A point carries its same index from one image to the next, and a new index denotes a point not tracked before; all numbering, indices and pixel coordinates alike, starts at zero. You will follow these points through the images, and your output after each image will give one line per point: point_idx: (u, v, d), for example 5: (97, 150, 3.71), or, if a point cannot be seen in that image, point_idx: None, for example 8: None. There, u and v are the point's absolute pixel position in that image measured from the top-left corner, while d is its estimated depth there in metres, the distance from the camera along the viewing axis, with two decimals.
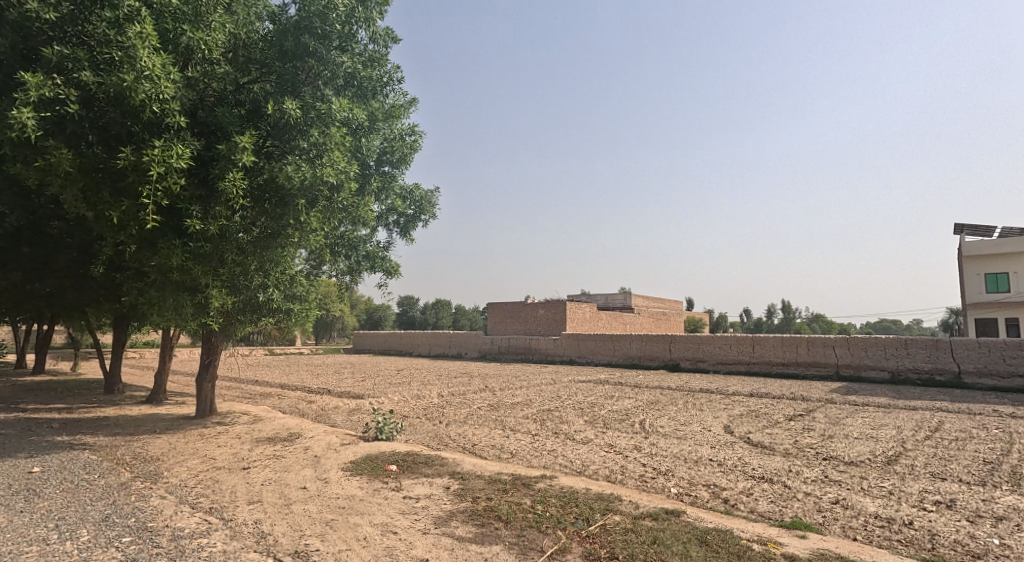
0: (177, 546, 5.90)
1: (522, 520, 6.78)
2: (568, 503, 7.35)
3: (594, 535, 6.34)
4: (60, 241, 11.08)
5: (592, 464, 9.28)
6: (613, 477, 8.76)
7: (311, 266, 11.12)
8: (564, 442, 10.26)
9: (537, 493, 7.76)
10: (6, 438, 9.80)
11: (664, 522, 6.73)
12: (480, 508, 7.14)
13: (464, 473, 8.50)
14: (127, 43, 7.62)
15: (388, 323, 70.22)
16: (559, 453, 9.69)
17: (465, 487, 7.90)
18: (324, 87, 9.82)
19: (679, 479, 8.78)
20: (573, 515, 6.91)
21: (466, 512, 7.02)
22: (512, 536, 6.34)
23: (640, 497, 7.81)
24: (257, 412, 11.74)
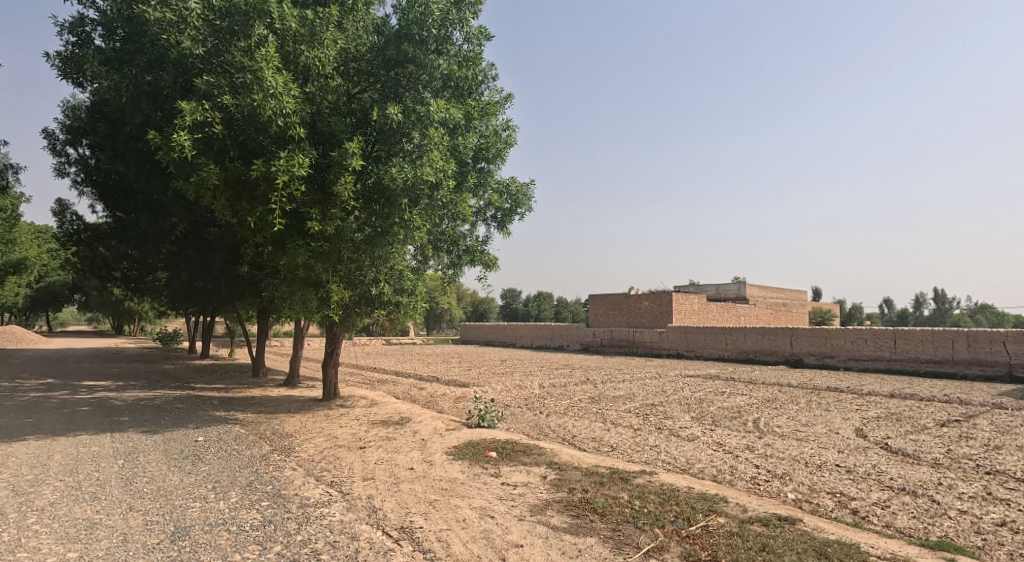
0: (302, 512, 5.88)
1: (619, 514, 6.59)
2: (667, 501, 7.04)
3: (694, 536, 5.99)
4: (217, 245, 12.91)
5: (697, 462, 8.78)
6: (721, 478, 8.21)
7: (418, 263, 11.72)
8: (669, 438, 9.82)
9: (637, 489, 7.50)
10: (180, 412, 11.56)
11: (776, 528, 6.19)
12: (577, 499, 7.04)
13: (561, 463, 8.44)
14: (255, 66, 8.65)
15: (493, 315, 71.88)
16: (662, 449, 9.32)
17: (561, 477, 7.84)
18: (424, 91, 10.34)
19: (798, 484, 8.03)
20: (672, 514, 6.60)
21: (562, 502, 6.96)
22: (607, 529, 6.18)
23: (748, 498, 7.29)
24: (374, 397, 12.78)
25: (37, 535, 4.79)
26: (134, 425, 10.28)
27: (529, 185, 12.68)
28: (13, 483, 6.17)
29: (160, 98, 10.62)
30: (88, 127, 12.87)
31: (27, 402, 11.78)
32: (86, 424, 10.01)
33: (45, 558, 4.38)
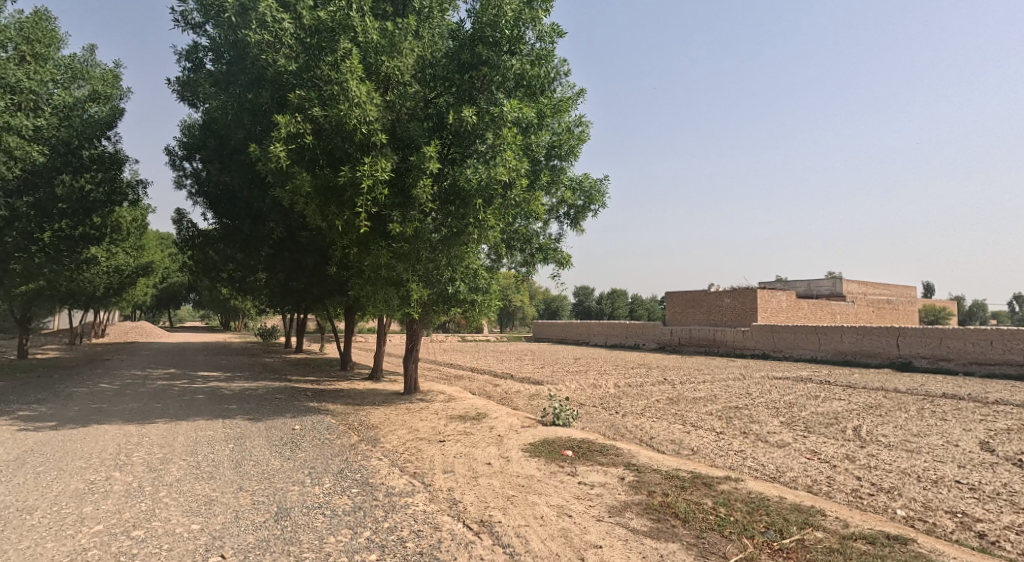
0: (389, 501, 5.90)
1: (703, 521, 5.44)
2: (758, 510, 5.78)
3: (791, 549, 4.88)
4: (308, 247, 13.81)
5: (789, 472, 7.82)
6: (817, 489, 7.20)
7: (492, 261, 11.89)
8: (755, 444, 9.20)
9: (722, 495, 6.18)
10: (279, 402, 12.49)
11: (886, 547, 4.97)
12: (656, 502, 5.91)
13: (641, 465, 7.25)
14: (342, 78, 9.17)
15: (566, 314, 71.59)
16: (750, 456, 8.52)
17: (640, 479, 6.64)
18: (497, 92, 10.57)
19: (909, 500, 6.93)
20: (763, 524, 5.40)
21: (641, 504, 5.84)
22: (691, 536, 5.12)
23: (850, 515, 6.05)
24: (451, 392, 13.16)
25: (167, 507, 5.36)
26: (241, 412, 11.24)
27: (602, 180, 12.49)
28: (145, 460, 6.90)
29: (259, 114, 11.42)
30: (201, 143, 14.19)
31: (153, 389, 13.17)
32: (202, 411, 11.04)
33: (174, 528, 4.89)
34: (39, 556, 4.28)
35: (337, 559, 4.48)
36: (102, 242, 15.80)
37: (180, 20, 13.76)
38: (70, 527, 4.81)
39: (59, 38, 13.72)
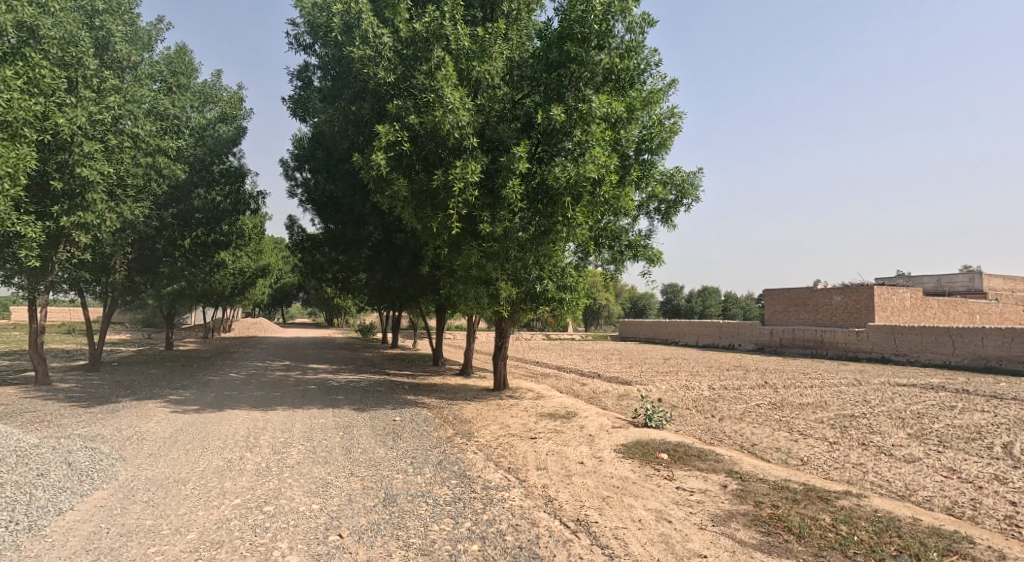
0: (487, 494, 6.10)
1: (821, 538, 5.06)
2: (886, 531, 5.25)
3: None
4: (403, 247, 14.52)
5: (922, 490, 6.77)
6: (960, 513, 6.09)
7: (579, 259, 11.86)
8: (877, 456, 8.26)
9: (842, 512, 5.71)
10: (379, 395, 13.22)
11: None
12: (766, 514, 5.59)
13: (744, 473, 6.92)
14: (437, 86, 9.56)
15: (652, 311, 69.76)
16: (871, 470, 7.55)
17: (745, 488, 6.33)
18: (586, 88, 10.55)
19: None
20: (894, 548, 4.90)
21: (748, 515, 5.57)
22: (808, 553, 4.77)
23: (1005, 544, 5.18)
24: (540, 390, 13.28)
25: (291, 487, 5.88)
26: (347, 403, 12.05)
27: (695, 173, 12.03)
28: (270, 443, 7.60)
29: (361, 124, 12.11)
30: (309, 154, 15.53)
31: (271, 379, 14.43)
32: (314, 400, 11.95)
33: (299, 506, 5.37)
34: (194, 522, 4.86)
35: (442, 546, 4.72)
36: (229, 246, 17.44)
37: (293, 42, 14.91)
38: (215, 499, 5.40)
39: (194, 69, 15.16)
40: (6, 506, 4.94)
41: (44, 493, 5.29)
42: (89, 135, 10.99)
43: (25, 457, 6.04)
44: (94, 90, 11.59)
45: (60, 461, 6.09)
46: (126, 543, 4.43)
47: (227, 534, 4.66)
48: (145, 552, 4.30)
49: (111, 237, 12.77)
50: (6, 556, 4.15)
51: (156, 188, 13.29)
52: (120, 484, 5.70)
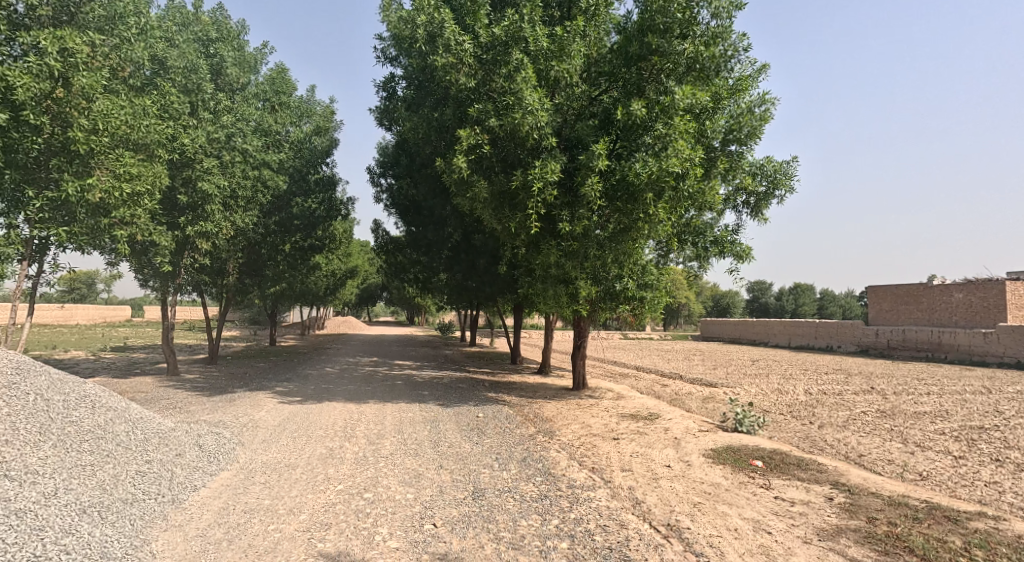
0: (572, 492, 6.13)
1: None
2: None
3: None
4: (482, 248, 14.83)
5: None
6: None
7: (660, 256, 11.57)
8: (1011, 473, 7.42)
9: (975, 535, 5.19)
10: (461, 391, 13.57)
11: None
12: (881, 532, 5.20)
13: (852, 486, 6.47)
14: (517, 88, 9.72)
15: (738, 310, 66.59)
16: (1005, 489, 6.79)
17: (855, 503, 5.92)
18: (667, 80, 10.32)
19: None
20: None
21: (859, 532, 5.21)
22: None
23: None
24: (621, 390, 13.10)
25: (388, 476, 6.19)
26: (432, 398, 12.48)
27: (788, 162, 11.34)
28: (366, 434, 8.03)
29: (443, 129, 12.51)
30: (394, 160, 16.41)
31: (361, 374, 15.21)
32: (402, 395, 12.46)
33: (395, 495, 5.65)
34: (305, 504, 5.25)
35: (532, 541, 4.81)
36: (325, 251, 18.43)
37: (381, 55, 15.63)
38: (321, 484, 5.80)
39: (293, 86, 16.22)
40: (153, 480, 5.53)
41: (182, 470, 5.89)
42: (207, 152, 12.38)
43: (165, 436, 6.71)
44: (212, 111, 12.89)
45: (191, 443, 6.70)
46: (250, 519, 4.88)
47: (335, 517, 5.01)
48: (266, 529, 4.72)
49: (227, 244, 14.14)
50: (157, 524, 4.72)
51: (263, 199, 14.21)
52: (241, 466, 6.27)
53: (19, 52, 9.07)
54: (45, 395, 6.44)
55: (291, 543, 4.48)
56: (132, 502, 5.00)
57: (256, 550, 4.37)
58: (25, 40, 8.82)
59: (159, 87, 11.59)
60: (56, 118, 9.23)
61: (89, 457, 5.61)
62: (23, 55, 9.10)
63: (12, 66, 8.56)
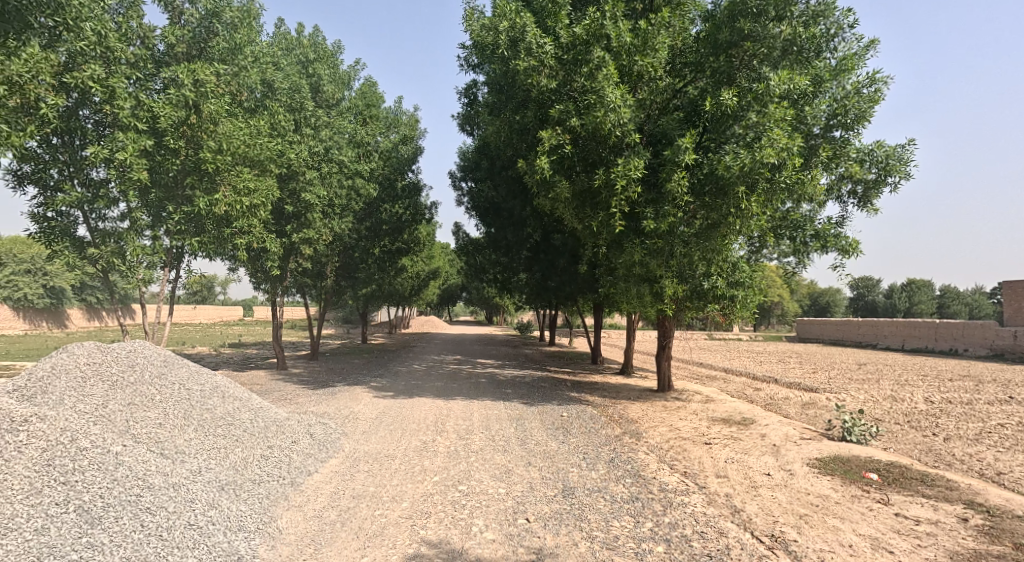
0: (665, 496, 5.99)
1: None
2: None
3: None
4: (562, 248, 14.82)
5: None
6: None
7: (753, 252, 11.03)
8: None
9: None
10: (544, 391, 13.63)
11: None
12: None
13: (989, 507, 5.84)
14: (598, 86, 9.65)
15: (839, 310, 61.92)
16: None
17: (996, 526, 5.34)
18: (762, 66, 9.85)
19: None
20: None
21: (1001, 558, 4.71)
22: None
23: None
24: (710, 393, 12.62)
25: (480, 470, 6.35)
26: (516, 396, 12.63)
27: (903, 146, 10.39)
28: (456, 430, 8.27)
29: (524, 131, 12.64)
30: (475, 164, 16.82)
31: (447, 372, 15.67)
32: (486, 393, 12.72)
33: (489, 488, 5.79)
34: (406, 493, 5.50)
35: (626, 543, 4.77)
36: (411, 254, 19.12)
37: (464, 63, 16.05)
38: (419, 475, 6.05)
39: (381, 98, 17.02)
40: (275, 463, 6.04)
41: (298, 456, 6.38)
42: (309, 165, 13.30)
43: (282, 424, 7.28)
44: (312, 125, 13.86)
45: (303, 432, 7.23)
46: (358, 504, 5.22)
47: (434, 507, 5.23)
48: (373, 514, 5.03)
49: (325, 249, 15.10)
50: (280, 504, 5.19)
51: (356, 206, 15.00)
52: (346, 455, 6.69)
53: (162, 85, 10.60)
54: (187, 385, 7.22)
55: (396, 529, 4.76)
56: (259, 482, 5.51)
57: (366, 533, 4.68)
58: (167, 75, 10.28)
59: (269, 107, 12.59)
60: (189, 141, 10.49)
61: (223, 440, 6.23)
62: (163, 87, 10.62)
63: (157, 99, 10.07)
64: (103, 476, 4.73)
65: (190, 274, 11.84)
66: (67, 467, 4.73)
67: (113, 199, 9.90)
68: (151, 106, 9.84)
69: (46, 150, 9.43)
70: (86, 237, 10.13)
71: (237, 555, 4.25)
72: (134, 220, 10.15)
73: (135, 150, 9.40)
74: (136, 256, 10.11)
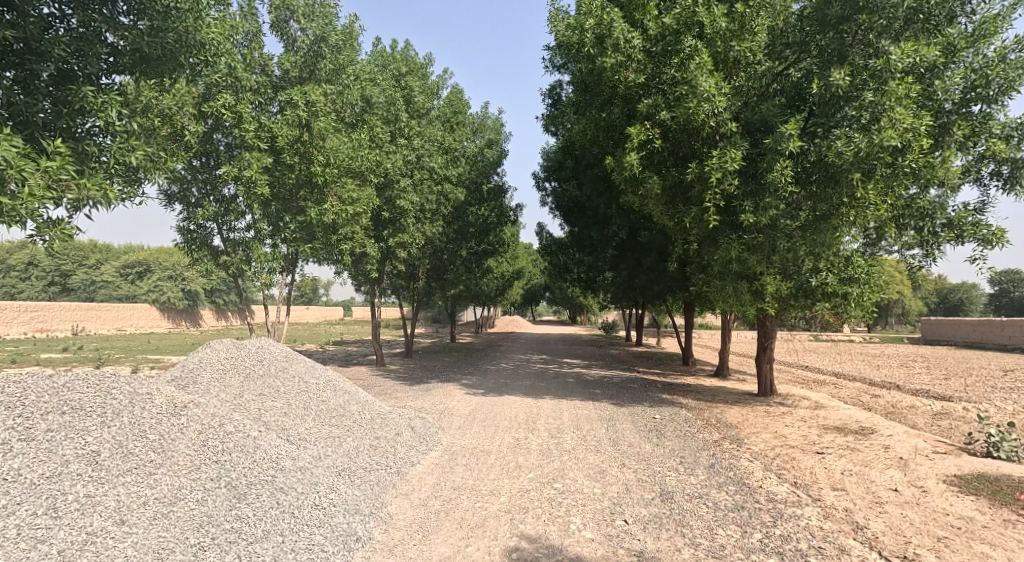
0: (774, 507, 5.57)
1: None
2: None
3: None
4: (651, 245, 14.35)
5: None
6: None
7: (870, 244, 10.06)
8: None
9: None
10: (635, 392, 13.24)
11: None
12: None
13: None
14: (690, 76, 9.21)
15: (973, 310, 55.23)
16: None
17: None
18: (879, 40, 8.96)
19: None
20: None
21: None
22: None
23: None
24: (819, 399, 11.67)
25: (574, 470, 6.23)
26: (605, 397, 12.37)
27: None
28: (547, 428, 8.20)
29: (611, 129, 12.36)
30: (560, 163, 16.73)
31: (535, 371, 15.67)
32: (575, 392, 12.56)
33: (584, 488, 5.66)
34: (503, 488, 5.51)
35: (734, 553, 4.47)
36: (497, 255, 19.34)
37: (548, 64, 16.00)
38: (514, 471, 6.03)
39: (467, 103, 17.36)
40: (384, 453, 6.28)
41: (402, 448, 6.58)
42: (403, 172, 13.84)
43: (385, 417, 7.57)
44: (404, 133, 14.41)
45: (405, 424, 7.46)
46: (459, 496, 5.30)
47: (531, 502, 5.18)
48: (473, 506, 5.08)
49: (418, 251, 15.60)
50: (389, 490, 5.41)
51: (445, 210, 15.35)
52: (445, 449, 6.82)
53: (279, 108, 11.44)
54: (305, 377, 7.73)
55: (496, 521, 4.78)
56: (371, 470, 5.77)
57: (468, 524, 4.73)
58: (283, 98, 11.10)
59: (367, 120, 13.32)
60: (303, 157, 11.29)
61: (337, 430, 6.59)
62: (280, 109, 11.46)
63: (276, 121, 10.92)
64: (246, 458, 5.21)
65: (302, 277, 12.70)
66: (218, 448, 5.21)
67: (242, 211, 10.77)
68: (271, 128, 10.71)
69: (190, 172, 10.47)
70: (221, 246, 11.13)
71: (355, 535, 4.51)
72: (258, 230, 10.88)
73: (259, 167, 10.25)
74: (261, 263, 10.92)
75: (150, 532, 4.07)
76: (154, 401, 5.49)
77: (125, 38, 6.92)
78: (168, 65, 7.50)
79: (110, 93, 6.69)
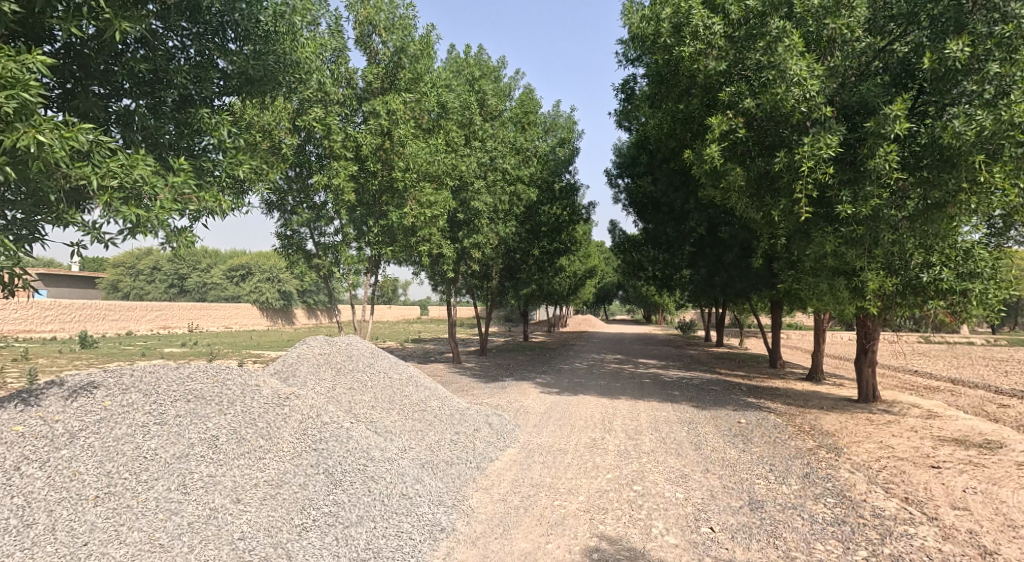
0: (882, 524, 5.02)
1: None
2: None
3: None
4: (734, 240, 13.59)
5: None
6: None
7: (993, 235, 8.95)
8: None
9: None
10: (717, 394, 12.58)
11: None
12: None
13: None
14: (778, 59, 8.59)
15: None
16: None
17: None
18: (1003, 5, 7.93)
19: None
20: None
21: None
22: None
23: None
24: (931, 407, 10.55)
25: (654, 473, 5.94)
26: (685, 399, 11.84)
27: None
28: (624, 429, 7.91)
29: (689, 121, 11.81)
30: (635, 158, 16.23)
31: (611, 371, 15.30)
32: (652, 393, 12.12)
33: (664, 492, 5.36)
34: (582, 488, 5.32)
35: None
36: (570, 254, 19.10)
37: (622, 58, 15.57)
38: (592, 471, 5.83)
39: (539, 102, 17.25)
40: (463, 449, 6.26)
41: (481, 444, 6.54)
42: (477, 173, 13.95)
43: (464, 413, 7.59)
44: (478, 133, 14.50)
45: (483, 421, 7.43)
46: (538, 493, 5.18)
47: (610, 504, 4.97)
48: (552, 504, 4.93)
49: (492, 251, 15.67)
50: (471, 485, 5.38)
51: (518, 210, 15.32)
52: (522, 446, 6.72)
53: (363, 119, 11.86)
54: (389, 373, 7.91)
55: (576, 521, 4.60)
56: (455, 464, 5.77)
57: (547, 522, 4.60)
58: (367, 109, 11.52)
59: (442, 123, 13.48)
60: (384, 163, 11.71)
61: (419, 424, 6.66)
62: (364, 120, 11.87)
63: (360, 131, 11.34)
64: (340, 446, 5.33)
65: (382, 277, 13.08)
66: (316, 436, 5.39)
67: (331, 218, 11.23)
68: (355, 138, 11.13)
69: (286, 182, 11.03)
70: (313, 251, 11.71)
71: (440, 526, 4.49)
72: (345, 234, 11.42)
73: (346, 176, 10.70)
74: (348, 265, 11.36)
75: (262, 510, 4.24)
76: (262, 392, 5.87)
77: (232, 62, 7.27)
78: (269, 85, 7.72)
79: (222, 114, 7.06)
